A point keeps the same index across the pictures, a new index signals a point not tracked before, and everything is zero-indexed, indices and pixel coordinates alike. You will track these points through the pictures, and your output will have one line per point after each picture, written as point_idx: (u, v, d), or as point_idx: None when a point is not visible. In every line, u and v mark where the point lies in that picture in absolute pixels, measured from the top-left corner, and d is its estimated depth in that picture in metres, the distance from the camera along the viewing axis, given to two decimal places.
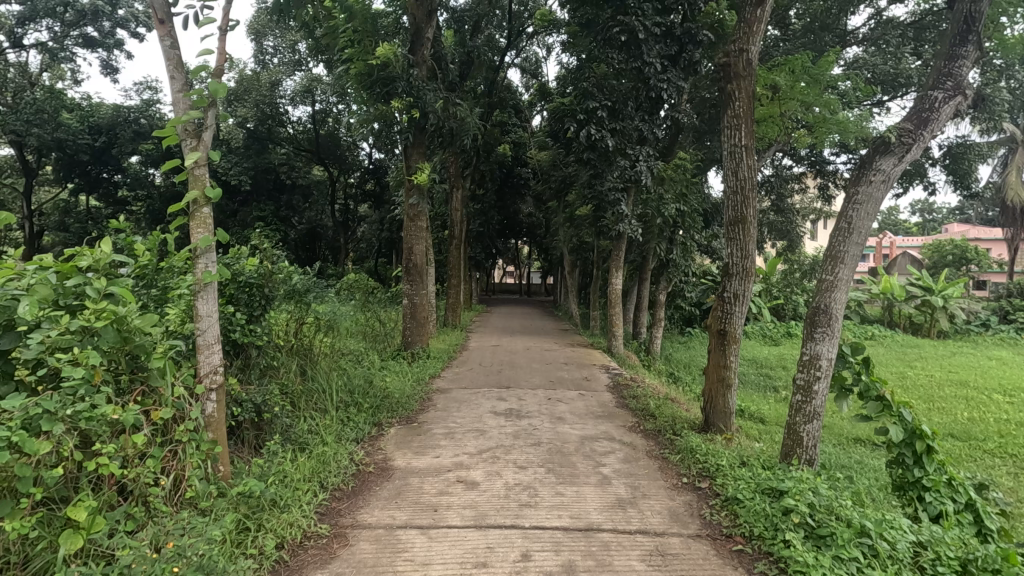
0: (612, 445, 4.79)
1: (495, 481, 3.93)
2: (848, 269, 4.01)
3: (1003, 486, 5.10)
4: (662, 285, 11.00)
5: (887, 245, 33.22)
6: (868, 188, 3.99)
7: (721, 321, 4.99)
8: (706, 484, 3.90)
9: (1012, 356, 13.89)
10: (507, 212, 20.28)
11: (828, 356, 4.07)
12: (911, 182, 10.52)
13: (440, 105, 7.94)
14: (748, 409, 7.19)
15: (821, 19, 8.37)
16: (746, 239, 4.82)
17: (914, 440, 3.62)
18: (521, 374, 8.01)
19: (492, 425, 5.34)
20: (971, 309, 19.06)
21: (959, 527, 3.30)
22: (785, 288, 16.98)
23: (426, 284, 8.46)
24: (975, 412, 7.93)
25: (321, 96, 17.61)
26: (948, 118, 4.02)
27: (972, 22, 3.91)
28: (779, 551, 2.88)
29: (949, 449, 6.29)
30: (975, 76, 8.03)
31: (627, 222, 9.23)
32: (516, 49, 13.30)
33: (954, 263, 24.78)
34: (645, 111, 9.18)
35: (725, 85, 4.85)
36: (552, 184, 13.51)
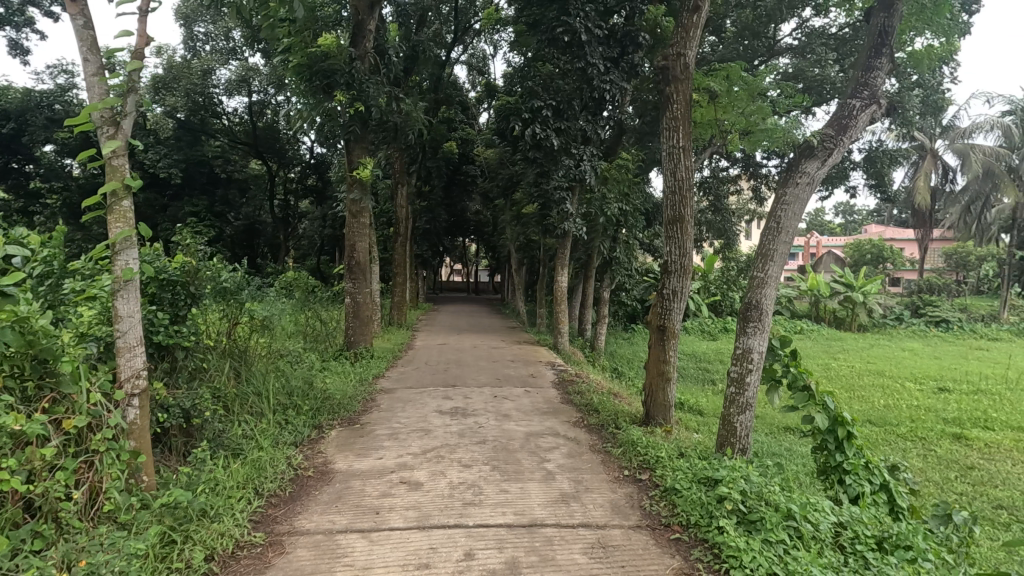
0: (556, 440, 4.85)
1: (439, 480, 3.89)
2: (777, 266, 4.22)
3: (914, 468, 5.53)
4: (606, 282, 11.23)
5: (815, 245, 35.31)
6: (794, 189, 4.22)
7: (661, 317, 5.14)
8: (646, 476, 4.01)
9: (924, 347, 15.09)
10: (455, 210, 20.13)
11: (759, 349, 4.26)
12: (835, 184, 11.18)
13: (384, 100, 7.77)
14: (687, 402, 7.46)
15: (751, 27, 8.76)
16: (684, 238, 4.98)
17: (836, 427, 3.84)
18: (467, 372, 7.97)
19: (438, 424, 5.28)
20: (887, 304, 20.56)
21: (874, 507, 3.56)
22: (722, 285, 17.71)
23: (370, 282, 8.28)
24: (890, 399, 8.57)
25: (258, 86, 16.85)
26: (865, 125, 4.29)
27: (886, 36, 4.20)
28: (713, 537, 2.99)
29: (868, 435, 6.74)
30: (890, 84, 8.78)
31: (571, 221, 9.38)
32: (463, 46, 13.19)
33: (873, 261, 26.60)
34: (589, 112, 9.32)
35: (664, 88, 4.99)
36: (500, 181, 13.52)
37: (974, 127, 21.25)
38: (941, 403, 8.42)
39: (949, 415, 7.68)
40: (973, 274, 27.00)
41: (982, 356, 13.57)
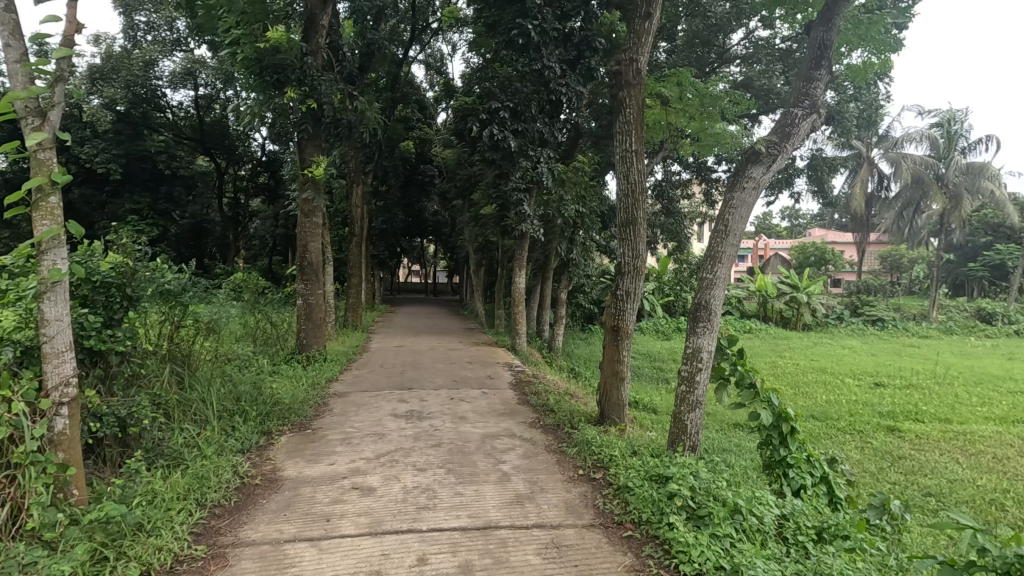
0: (512, 441, 4.85)
1: (393, 485, 3.83)
2: (725, 267, 4.35)
3: (852, 460, 5.82)
4: (563, 283, 11.35)
5: (762, 247, 36.67)
6: (741, 194, 4.37)
7: (615, 317, 5.21)
8: (600, 474, 4.07)
9: (862, 345, 15.91)
10: (412, 211, 19.91)
11: (708, 348, 4.38)
12: (779, 190, 11.65)
13: (337, 97, 7.61)
14: (642, 400, 7.62)
15: (701, 35, 9.00)
16: (637, 240, 5.07)
17: (780, 423, 3.98)
18: (424, 374, 7.88)
19: (392, 428, 5.20)
20: (829, 304, 21.58)
21: (815, 498, 3.71)
22: (675, 286, 18.18)
23: (324, 283, 8.09)
24: (831, 395, 8.98)
25: (204, 79, 16.17)
26: (806, 134, 4.49)
27: (824, 48, 4.40)
28: (664, 534, 3.05)
29: (811, 429, 7.04)
30: (830, 96, 9.23)
31: (529, 222, 9.44)
32: (420, 45, 13.04)
33: (815, 263, 27.90)
34: (546, 114, 9.38)
35: (618, 92, 5.07)
36: (457, 182, 13.44)
37: (906, 137, 22.57)
38: (877, 397, 8.90)
39: (884, 409, 8.12)
40: (906, 275, 28.69)
41: (914, 353, 14.42)
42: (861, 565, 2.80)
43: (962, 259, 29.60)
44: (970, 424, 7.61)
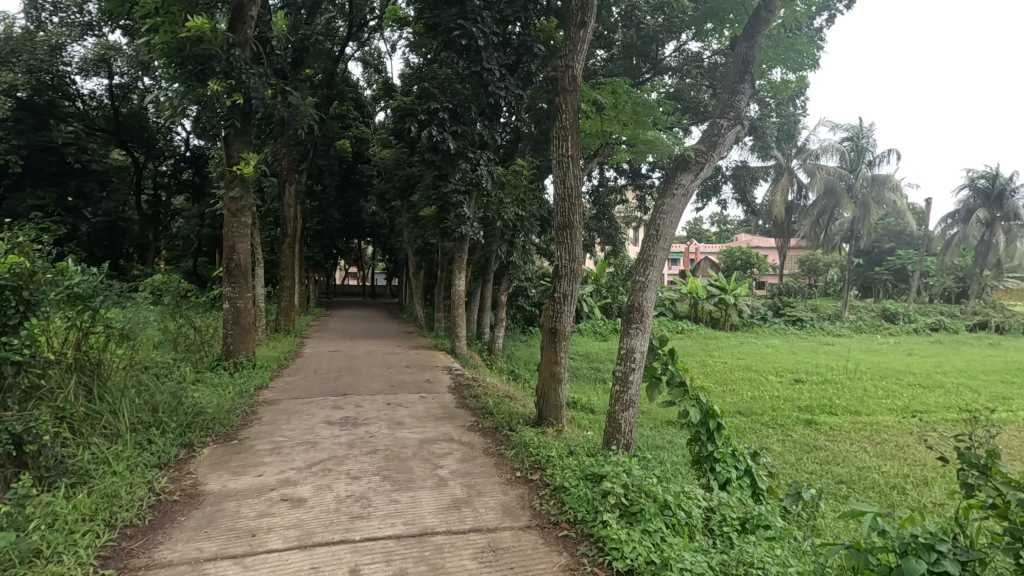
0: (449, 446, 4.80)
1: (325, 495, 3.69)
2: (656, 270, 4.51)
3: (774, 452, 6.16)
4: (503, 286, 11.38)
5: (694, 251, 38.24)
6: (671, 200, 4.55)
7: (552, 320, 5.27)
8: (537, 476, 4.10)
9: (783, 343, 16.92)
10: (349, 211, 19.39)
11: (640, 349, 4.53)
12: (708, 196, 12.19)
13: (267, 92, 7.29)
14: (580, 401, 7.75)
15: (636, 45, 9.30)
16: (573, 244, 5.16)
17: (707, 419, 4.16)
18: (360, 379, 7.67)
19: (326, 435, 5.02)
20: (754, 305, 22.79)
21: (739, 490, 3.92)
22: (612, 288, 18.65)
23: (253, 285, 7.74)
24: (756, 392, 9.48)
25: (120, 67, 15.06)
26: (731, 143, 4.73)
27: (747, 64, 4.66)
28: (598, 531, 3.10)
29: (737, 424, 7.41)
30: (753, 110, 9.75)
31: (468, 224, 9.43)
32: (358, 42, 12.69)
33: (741, 267, 29.43)
34: (486, 117, 9.40)
35: (554, 98, 5.15)
36: (396, 182, 13.21)
37: (822, 150, 24.37)
38: (796, 393, 9.48)
39: (802, 403, 8.65)
40: (822, 278, 30.76)
41: (829, 350, 15.47)
42: (780, 552, 2.96)
43: (869, 264, 32.07)
44: (877, 415, 8.24)
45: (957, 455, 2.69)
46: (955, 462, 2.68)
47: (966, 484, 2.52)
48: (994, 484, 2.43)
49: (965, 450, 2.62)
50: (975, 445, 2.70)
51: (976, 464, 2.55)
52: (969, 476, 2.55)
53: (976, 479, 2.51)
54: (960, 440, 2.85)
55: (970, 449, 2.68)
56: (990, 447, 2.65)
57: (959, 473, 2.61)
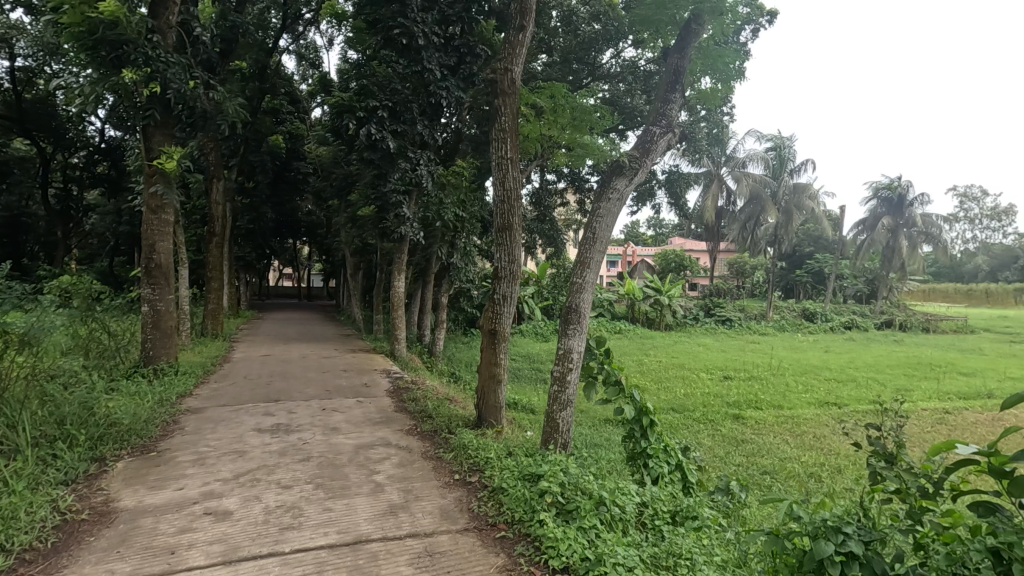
0: (387, 451, 4.70)
1: (253, 506, 3.52)
2: (593, 271, 4.62)
3: (705, 447, 6.44)
4: (444, 288, 11.28)
5: (631, 253, 39.48)
6: (606, 205, 4.67)
7: (492, 321, 5.28)
8: (476, 478, 4.08)
9: (714, 342, 17.76)
10: (283, 209, 18.66)
11: (577, 349, 4.61)
12: (643, 201, 12.59)
13: (191, 83, 6.88)
14: (521, 402, 7.80)
15: (575, 51, 9.51)
16: (513, 245, 5.20)
17: (641, 416, 4.28)
18: (293, 384, 7.37)
19: (255, 444, 4.80)
20: (688, 306, 23.70)
21: (669, 485, 4.07)
22: (553, 290, 18.92)
23: (176, 287, 7.30)
24: (688, 389, 9.88)
25: (23, 48, 13.81)
26: (663, 150, 4.90)
27: (679, 75, 4.85)
28: (535, 531, 3.13)
29: (671, 420, 7.69)
30: (685, 118, 10.14)
31: (408, 225, 9.31)
32: (292, 35, 12.21)
33: (675, 269, 30.59)
34: (427, 117, 9.28)
35: (493, 100, 5.17)
36: (334, 181, 12.85)
37: (748, 158, 25.79)
38: (725, 389, 9.96)
39: (731, 399, 9.08)
40: (749, 280, 32.47)
41: (754, 348, 16.36)
42: (706, 543, 3.09)
43: (791, 266, 34.18)
44: (797, 409, 8.78)
45: (869, 445, 2.92)
46: (867, 451, 2.90)
47: (875, 472, 2.74)
48: (898, 471, 2.66)
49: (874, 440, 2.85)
50: (884, 435, 2.93)
51: (883, 454, 2.78)
52: (877, 466, 2.78)
53: (883, 467, 2.74)
54: (872, 430, 3.09)
55: (879, 439, 2.90)
56: (897, 437, 2.88)
57: (870, 463, 2.83)
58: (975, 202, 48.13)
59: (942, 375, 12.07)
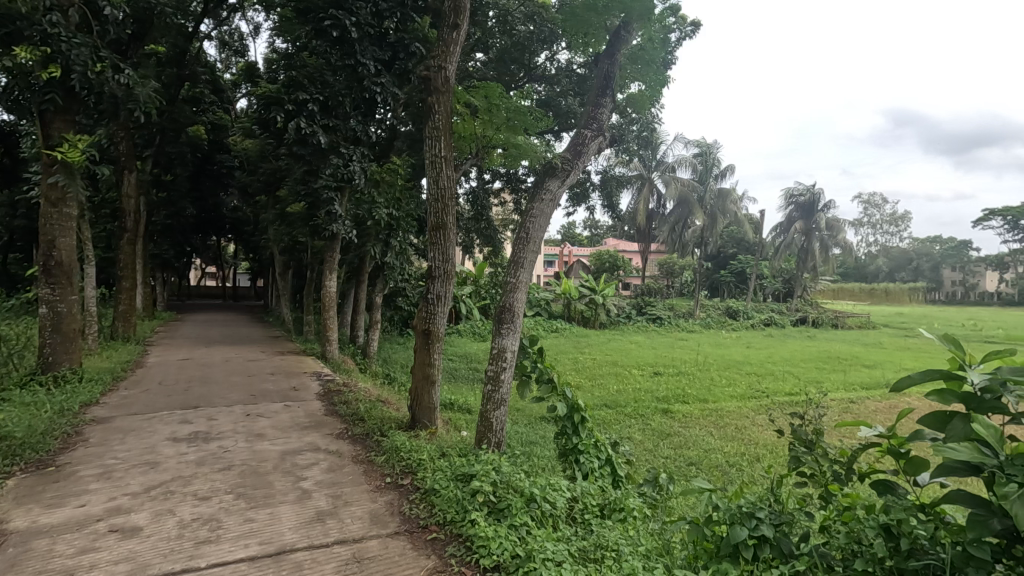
0: (315, 456, 4.55)
1: (165, 521, 3.30)
2: (526, 271, 4.67)
3: (634, 441, 6.66)
4: (379, 288, 11.03)
5: (567, 254, 40.20)
6: (540, 205, 4.74)
7: (426, 322, 5.21)
8: (407, 480, 4.02)
9: (645, 340, 18.43)
10: (205, 204, 17.62)
11: (511, 348, 4.64)
12: (578, 201, 12.83)
13: (97, 65, 6.35)
14: (457, 402, 7.77)
15: (510, 51, 9.55)
16: (447, 245, 5.14)
17: (573, 413, 4.35)
18: (215, 390, 6.98)
19: (170, 454, 4.50)
20: (621, 305, 24.42)
21: (599, 479, 4.18)
22: (490, 289, 18.94)
23: (79, 286, 6.73)
24: (620, 385, 10.19)
25: None
26: (594, 153, 5.01)
27: (609, 80, 4.99)
28: (466, 531, 3.12)
29: (603, 416, 7.90)
30: (617, 122, 10.40)
31: (340, 223, 9.04)
32: (215, 20, 11.50)
33: (609, 269, 31.38)
34: (360, 112, 9.05)
35: (426, 97, 5.10)
36: (261, 176, 12.27)
37: (677, 162, 26.93)
38: (655, 384, 10.36)
39: (660, 394, 9.44)
40: (678, 279, 33.90)
41: (683, 345, 17.11)
42: (631, 533, 3.21)
43: (717, 267, 36.00)
44: (721, 402, 9.26)
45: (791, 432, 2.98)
46: (790, 437, 2.98)
47: (796, 459, 2.83)
48: (815, 456, 2.79)
49: (796, 428, 2.91)
50: (806, 423, 3.00)
51: (804, 440, 2.84)
52: (797, 451, 2.86)
53: (802, 453, 2.82)
54: (795, 417, 3.17)
55: (801, 426, 2.97)
56: (817, 425, 2.96)
57: (790, 448, 2.91)
58: (877, 209, 52.51)
59: (848, 367, 13.09)
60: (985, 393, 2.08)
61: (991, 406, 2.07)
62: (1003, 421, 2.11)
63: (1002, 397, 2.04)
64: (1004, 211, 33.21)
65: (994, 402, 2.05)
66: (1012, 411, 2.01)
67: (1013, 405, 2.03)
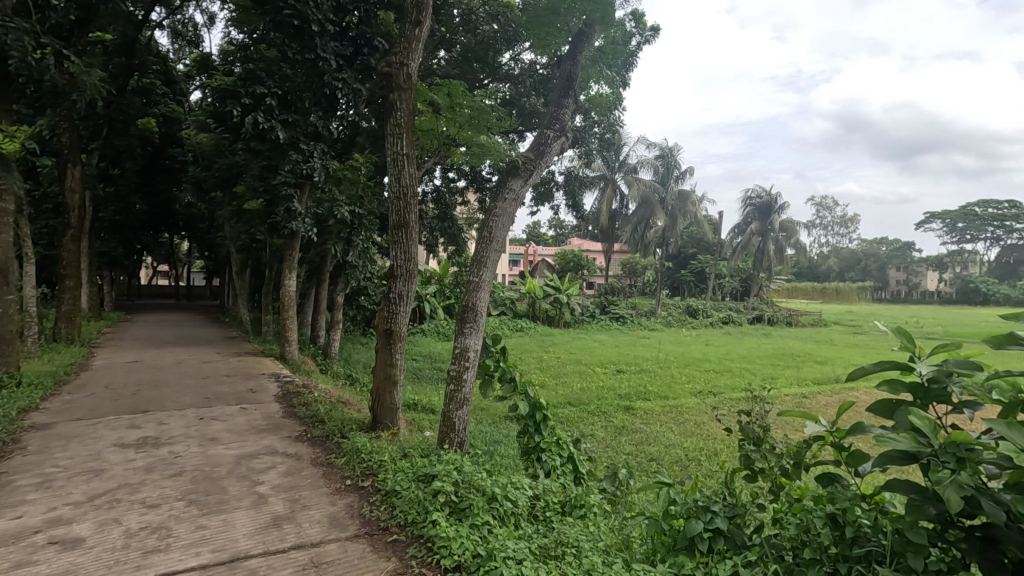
0: (273, 459, 4.43)
1: (110, 531, 3.15)
2: (489, 271, 4.67)
3: (597, 438, 6.74)
4: (340, 287, 10.81)
5: (532, 253, 40.39)
6: (503, 204, 4.74)
7: (387, 321, 5.15)
8: (368, 482, 3.96)
9: (608, 338, 18.67)
10: (157, 200, 16.92)
11: (473, 347, 4.63)
12: (542, 201, 12.86)
13: (37, 52, 6.01)
14: (420, 402, 7.69)
15: (474, 50, 9.48)
16: (409, 244, 5.09)
17: (535, 412, 4.38)
18: (166, 393, 6.72)
19: (116, 460, 4.31)
20: (585, 304, 24.66)
21: (561, 476, 4.22)
22: (455, 288, 18.83)
23: (15, 286, 6.42)
24: (584, 383, 10.29)
25: None
26: (556, 153, 5.04)
27: (571, 80, 5.03)
28: (427, 532, 3.09)
29: (567, 414, 7.96)
30: (580, 122, 10.47)
31: (299, 221, 8.82)
32: (167, 9, 11.03)
33: (573, 268, 31.66)
34: (322, 107, 8.86)
35: (388, 94, 5.03)
36: (216, 171, 11.85)
37: (640, 163, 27.36)
38: (618, 382, 10.52)
39: (622, 392, 9.58)
40: (640, 279, 34.50)
41: (645, 343, 17.41)
42: (591, 529, 3.25)
43: (678, 266, 36.80)
44: (681, 398, 9.46)
45: (741, 429, 3.07)
46: (739, 434, 3.06)
47: (745, 456, 2.92)
48: (763, 452, 2.88)
49: (745, 425, 3.00)
50: (755, 419, 3.09)
51: (752, 437, 2.93)
52: (746, 448, 2.95)
53: (751, 449, 2.91)
54: (745, 413, 3.27)
55: (751, 423, 3.06)
56: (764, 421, 3.06)
57: (740, 445, 2.99)
58: (829, 211, 54.70)
59: (802, 364, 13.59)
60: (931, 383, 2.19)
61: (936, 396, 2.18)
62: (946, 412, 2.22)
63: (947, 386, 2.16)
64: (943, 214, 35.12)
65: (938, 391, 2.17)
66: (955, 400, 2.12)
67: (957, 395, 2.14)
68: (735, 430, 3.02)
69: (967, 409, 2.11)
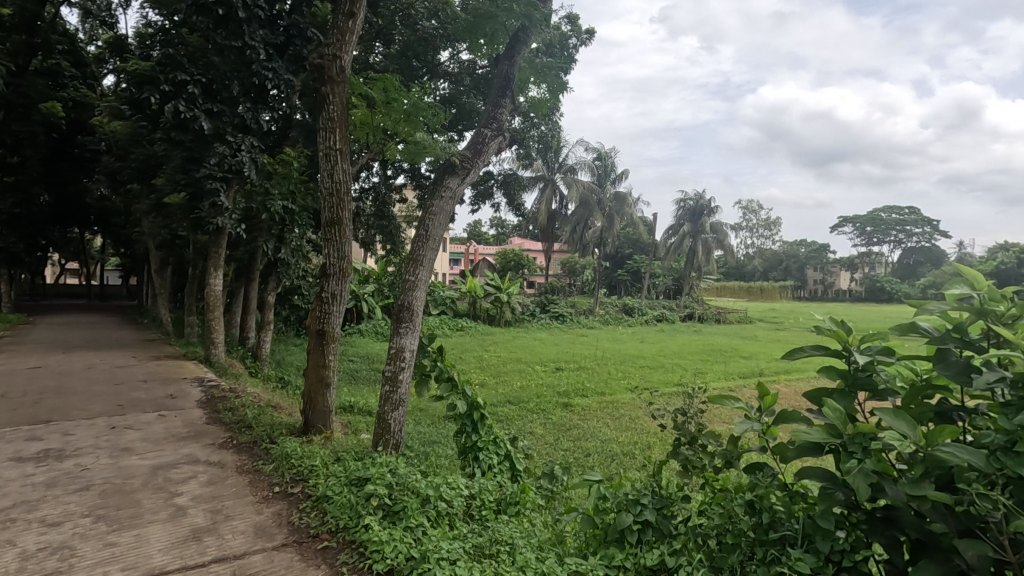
0: (194, 469, 4.18)
1: (2, 554, 2.87)
2: (425, 270, 4.61)
3: (535, 436, 6.80)
4: (271, 286, 10.36)
5: (473, 253, 40.35)
6: (439, 202, 4.70)
7: (320, 321, 4.99)
8: (298, 488, 3.82)
9: (548, 337, 18.93)
10: (63, 192, 15.59)
11: (410, 348, 4.55)
12: (481, 200, 12.93)
13: None
14: (356, 404, 7.49)
15: (413, 46, 9.29)
16: (342, 241, 4.94)
17: (472, 411, 4.38)
18: (73, 401, 6.20)
19: (12, 476, 3.93)
20: (526, 303, 24.88)
21: (497, 474, 4.23)
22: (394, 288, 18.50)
23: None
24: (523, 381, 10.36)
25: None
26: (494, 153, 5.05)
27: (507, 82, 5.06)
28: (359, 537, 3.01)
29: (506, 412, 7.98)
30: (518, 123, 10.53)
31: (225, 216, 8.36)
32: None
33: (514, 267, 31.88)
34: (250, 98, 8.46)
35: (319, 87, 4.85)
36: (132, 162, 11.06)
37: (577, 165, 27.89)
38: (557, 379, 10.67)
39: (561, 389, 9.73)
40: (579, 278, 35.20)
41: (583, 341, 17.79)
42: (526, 527, 3.28)
43: (615, 266, 37.81)
44: (617, 394, 9.72)
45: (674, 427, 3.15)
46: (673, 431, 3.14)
47: (677, 453, 3.01)
48: (694, 447, 2.99)
49: (679, 423, 3.08)
50: (685, 415, 3.20)
51: (686, 436, 3.02)
52: (678, 444, 3.05)
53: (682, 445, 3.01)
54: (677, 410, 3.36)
55: (681, 420, 3.17)
56: (695, 418, 3.16)
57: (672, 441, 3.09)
58: (754, 214, 57.90)
59: (729, 359, 14.30)
60: (859, 371, 2.33)
61: (863, 383, 2.32)
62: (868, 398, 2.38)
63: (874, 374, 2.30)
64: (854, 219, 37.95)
65: (865, 379, 2.31)
66: (878, 388, 2.28)
67: (880, 382, 2.30)
68: (669, 427, 3.11)
69: (887, 397, 2.28)
